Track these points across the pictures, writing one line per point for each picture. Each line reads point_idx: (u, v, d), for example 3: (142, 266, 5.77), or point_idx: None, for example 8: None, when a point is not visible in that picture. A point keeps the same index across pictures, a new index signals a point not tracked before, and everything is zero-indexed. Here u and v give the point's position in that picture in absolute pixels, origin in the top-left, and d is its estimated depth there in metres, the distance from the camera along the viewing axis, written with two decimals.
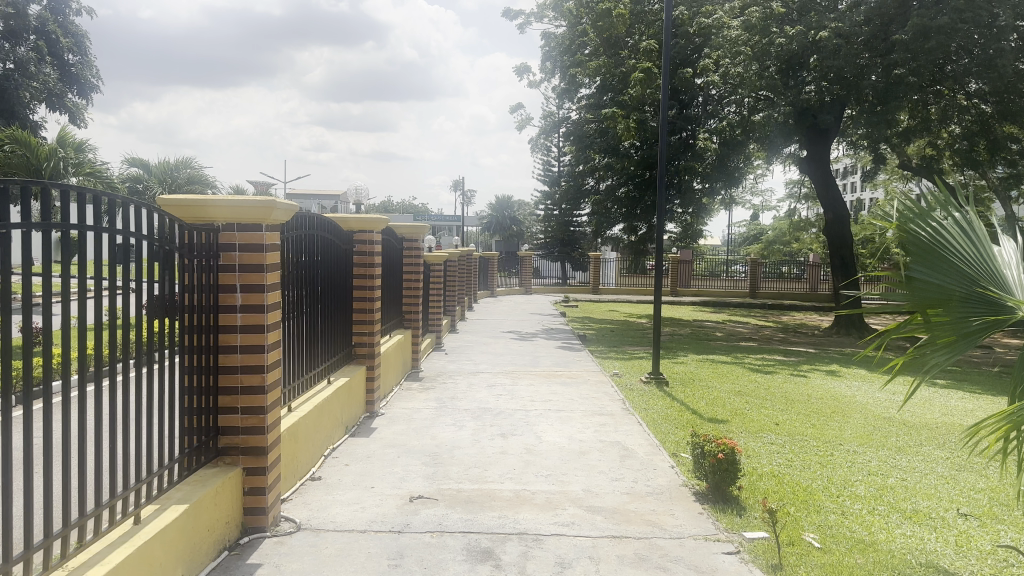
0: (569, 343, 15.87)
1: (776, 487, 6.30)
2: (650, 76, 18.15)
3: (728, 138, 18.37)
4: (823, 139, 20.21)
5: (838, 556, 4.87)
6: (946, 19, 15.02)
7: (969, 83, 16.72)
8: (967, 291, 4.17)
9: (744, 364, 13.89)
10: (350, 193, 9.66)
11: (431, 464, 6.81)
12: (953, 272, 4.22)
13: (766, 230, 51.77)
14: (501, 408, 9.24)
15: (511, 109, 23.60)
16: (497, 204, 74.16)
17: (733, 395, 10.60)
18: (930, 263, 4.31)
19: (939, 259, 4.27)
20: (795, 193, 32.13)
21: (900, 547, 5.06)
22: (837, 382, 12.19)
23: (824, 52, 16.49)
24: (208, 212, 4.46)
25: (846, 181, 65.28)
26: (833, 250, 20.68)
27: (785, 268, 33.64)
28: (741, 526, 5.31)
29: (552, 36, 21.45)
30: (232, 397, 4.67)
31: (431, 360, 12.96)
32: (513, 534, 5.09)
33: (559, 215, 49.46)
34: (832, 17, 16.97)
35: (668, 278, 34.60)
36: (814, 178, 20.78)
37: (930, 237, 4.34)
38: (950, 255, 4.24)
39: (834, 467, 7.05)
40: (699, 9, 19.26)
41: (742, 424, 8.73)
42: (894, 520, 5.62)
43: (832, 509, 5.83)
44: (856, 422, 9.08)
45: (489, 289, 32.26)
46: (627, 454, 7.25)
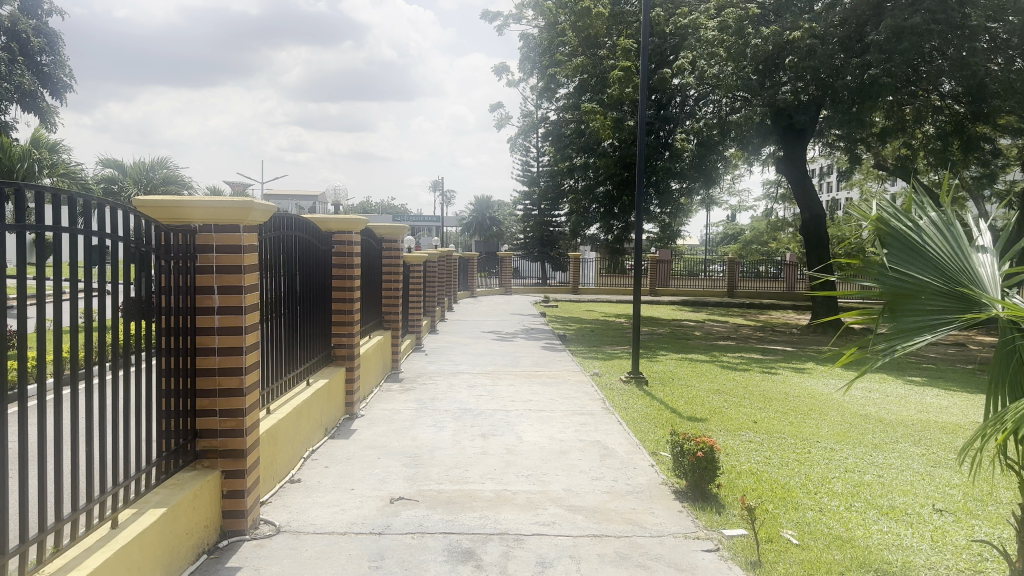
0: (550, 344, 15.88)
1: (755, 484, 6.36)
2: (629, 75, 18.23)
3: (705, 138, 18.54)
4: (799, 140, 20.39)
5: (816, 551, 4.93)
6: (919, 19, 15.24)
7: (943, 84, 16.93)
8: (940, 287, 4.26)
9: (722, 363, 13.94)
10: (330, 193, 9.61)
11: (412, 465, 6.80)
12: (928, 267, 4.32)
13: (744, 231, 52.23)
14: (482, 409, 9.24)
15: (490, 108, 23.53)
16: (477, 204, 74.03)
17: (711, 394, 10.67)
18: (904, 258, 4.40)
19: (915, 256, 4.37)
20: (772, 193, 32.41)
21: (877, 543, 5.13)
22: (814, 380, 12.29)
23: (801, 53, 16.65)
24: (185, 213, 4.41)
25: (822, 180, 66.24)
26: (809, 250, 20.87)
27: (762, 268, 33.91)
28: (720, 524, 5.36)
29: (531, 36, 21.46)
30: (210, 399, 4.64)
31: (411, 361, 12.94)
32: (494, 535, 5.10)
33: (538, 215, 49.54)
34: (807, 17, 17.21)
35: (647, 278, 34.76)
36: (791, 178, 20.97)
37: (907, 234, 4.44)
38: (927, 251, 4.34)
39: (812, 465, 7.12)
40: (675, 11, 19.42)
41: (721, 423, 8.78)
42: (871, 516, 5.70)
43: (810, 505, 5.90)
44: (833, 420, 9.19)
45: (469, 289, 32.24)
46: (608, 453, 7.29)
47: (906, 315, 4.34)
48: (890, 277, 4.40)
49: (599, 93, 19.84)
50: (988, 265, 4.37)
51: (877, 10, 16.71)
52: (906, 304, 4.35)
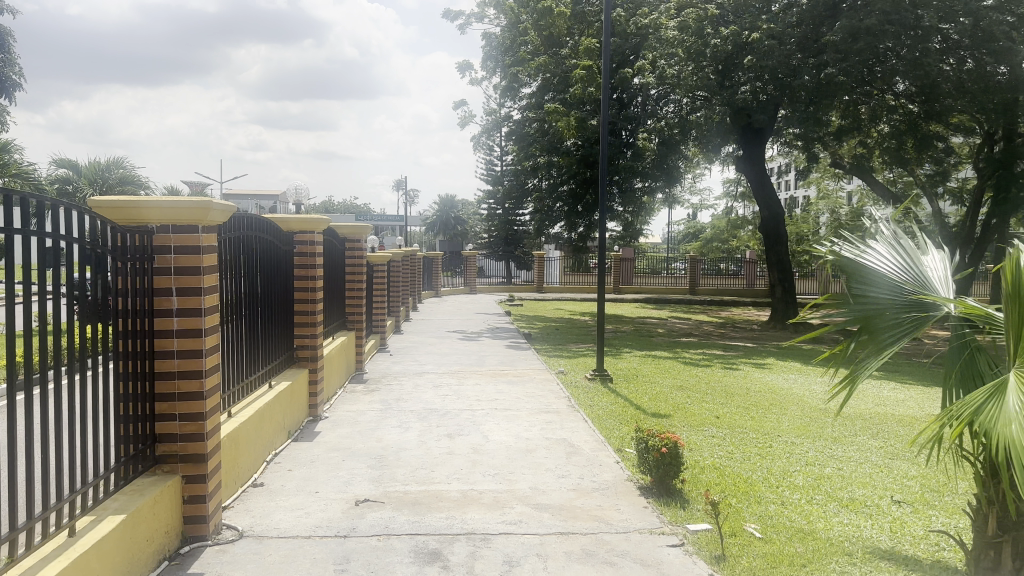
0: (515, 343, 15.87)
1: (718, 479, 6.44)
2: (591, 75, 18.35)
3: (666, 137, 18.73)
4: (758, 139, 20.71)
5: (778, 545, 5.01)
6: (873, 20, 15.60)
7: (896, 84, 17.33)
8: (902, 300, 4.33)
9: (684, 359, 14.10)
10: (291, 192, 9.48)
11: (377, 467, 6.74)
12: (890, 285, 4.37)
13: (705, 229, 52.93)
14: (448, 409, 9.20)
15: (453, 106, 23.45)
16: (441, 203, 73.83)
17: (675, 390, 10.78)
18: (871, 280, 4.39)
19: (878, 276, 4.39)
20: (732, 192, 32.91)
21: (838, 535, 5.23)
22: (774, 375, 12.50)
23: (758, 53, 16.90)
24: (141, 213, 4.30)
25: (780, 179, 67.53)
26: (768, 248, 21.23)
27: (723, 266, 34.45)
28: (684, 519, 5.42)
29: (492, 35, 21.46)
30: (170, 403, 4.54)
31: (376, 362, 12.84)
32: (461, 535, 5.08)
33: (502, 214, 49.53)
34: (765, 18, 17.43)
35: (611, 276, 35.00)
36: (749, 177, 21.29)
37: (866, 258, 4.47)
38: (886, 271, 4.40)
39: (773, 459, 7.23)
40: (636, 11, 19.63)
41: (684, 418, 8.88)
42: (832, 509, 5.81)
43: (772, 499, 5.99)
44: (793, 414, 9.35)
45: (434, 289, 32.13)
46: (574, 451, 7.32)
47: (887, 332, 4.31)
48: (853, 303, 4.44)
49: (562, 92, 19.92)
50: (938, 270, 4.52)
51: (832, 11, 17.02)
52: (880, 323, 4.35)
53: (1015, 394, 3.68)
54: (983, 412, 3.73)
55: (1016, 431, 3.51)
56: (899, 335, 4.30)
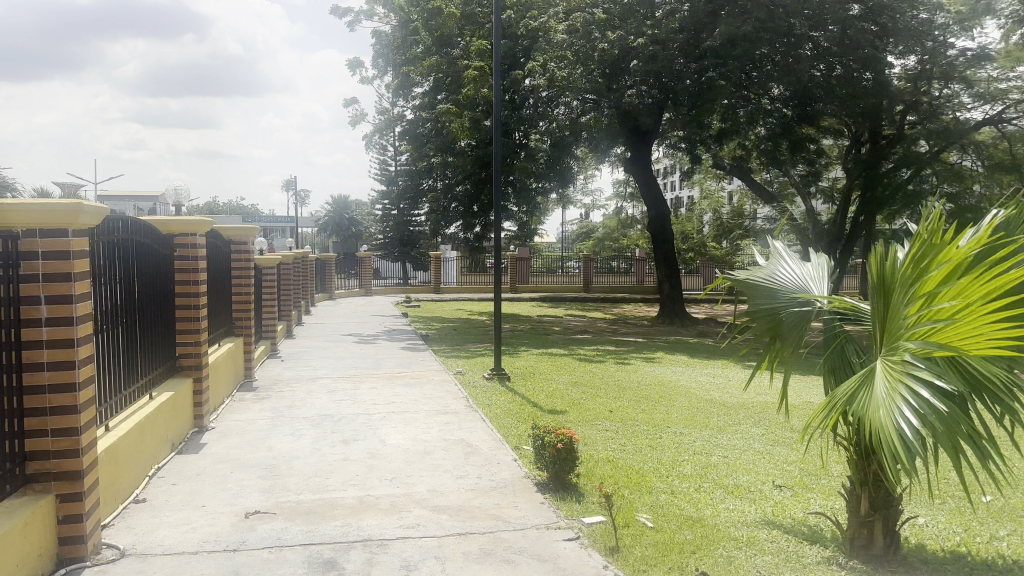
0: (412, 344, 15.72)
1: (612, 471, 6.61)
2: (483, 76, 18.41)
3: (558, 138, 19.05)
4: (645, 140, 21.40)
5: (669, 533, 5.19)
6: (749, 28, 16.46)
7: (771, 89, 18.29)
8: (796, 304, 4.73)
9: (579, 356, 14.38)
10: (171, 193, 9.04)
11: (268, 477, 6.52)
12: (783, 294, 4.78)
13: (597, 228, 54.17)
14: (343, 414, 9.02)
15: (344, 104, 22.98)
16: (334, 204, 72.27)
17: (571, 386, 11.00)
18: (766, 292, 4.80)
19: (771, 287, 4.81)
20: (622, 191, 33.85)
21: (724, 520, 5.47)
22: (664, 369, 12.94)
23: (644, 58, 17.49)
24: (4, 215, 3.99)
25: (667, 179, 70.03)
26: (656, 246, 21.94)
27: (615, 263, 35.38)
28: (580, 513, 5.53)
29: (383, 34, 21.24)
30: (41, 419, 4.23)
31: (267, 368, 12.43)
32: (357, 542, 4.99)
33: (397, 215, 49.00)
34: (649, 23, 18.03)
35: (507, 276, 35.26)
36: (637, 177, 21.94)
37: (758, 274, 4.89)
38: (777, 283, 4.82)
39: (663, 449, 7.50)
40: (526, 13, 19.89)
41: (579, 414, 9.07)
42: (719, 496, 6.07)
43: (663, 489, 6.20)
44: (683, 405, 9.72)
45: (327, 292, 31.40)
46: (471, 451, 7.33)
47: (791, 335, 4.69)
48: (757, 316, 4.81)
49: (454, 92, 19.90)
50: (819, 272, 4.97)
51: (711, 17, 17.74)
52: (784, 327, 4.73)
53: (882, 380, 4.02)
54: (855, 398, 4.08)
55: (881, 415, 3.85)
56: (801, 335, 4.68)
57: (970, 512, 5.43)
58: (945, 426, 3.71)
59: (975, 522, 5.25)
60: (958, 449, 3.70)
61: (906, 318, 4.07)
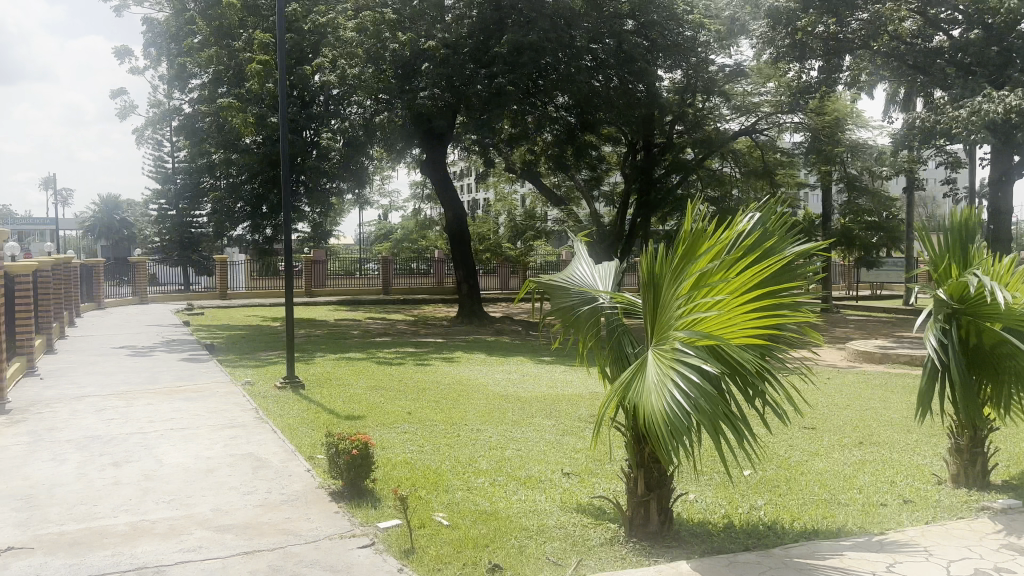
0: (196, 355, 14.66)
1: (408, 474, 6.58)
2: (269, 70, 17.57)
3: (351, 138, 18.66)
4: (439, 143, 21.53)
5: (464, 529, 5.25)
6: (534, 36, 17.15)
7: (556, 97, 19.19)
8: (589, 301, 5.16)
9: (377, 359, 14.19)
10: None
11: (21, 510, 5.75)
12: (578, 292, 5.20)
13: (394, 229, 53.80)
14: (113, 435, 8.19)
15: (110, 94, 20.92)
16: (104, 205, 65.67)
17: (368, 390, 10.82)
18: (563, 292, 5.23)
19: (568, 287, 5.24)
20: (418, 193, 33.91)
21: (516, 512, 5.63)
22: (462, 368, 13.10)
23: (435, 61, 17.61)
24: None
25: (462, 181, 71.19)
26: (453, 246, 22.21)
27: (413, 265, 35.34)
28: (375, 518, 5.44)
29: (154, 21, 19.64)
30: None
31: (20, 389, 10.99)
32: (129, 572, 4.55)
33: (177, 216, 45.49)
34: (439, 27, 18.21)
35: (302, 279, 34.00)
36: (433, 179, 22.07)
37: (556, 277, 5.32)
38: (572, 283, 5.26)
39: (460, 448, 7.59)
40: (313, 8, 19.30)
41: (376, 418, 8.94)
42: (512, 488, 6.25)
43: (459, 487, 6.27)
44: (480, 403, 9.92)
45: (95, 301, 28.42)
46: (261, 464, 6.96)
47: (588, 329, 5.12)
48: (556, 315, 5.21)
49: (237, 86, 18.82)
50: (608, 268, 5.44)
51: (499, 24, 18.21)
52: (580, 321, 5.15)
53: (653, 365, 4.37)
54: (631, 385, 4.40)
55: (653, 397, 4.18)
56: (595, 328, 5.12)
57: (733, 486, 5.88)
58: (707, 403, 4.09)
59: (737, 495, 5.67)
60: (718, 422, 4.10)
61: (674, 308, 4.42)
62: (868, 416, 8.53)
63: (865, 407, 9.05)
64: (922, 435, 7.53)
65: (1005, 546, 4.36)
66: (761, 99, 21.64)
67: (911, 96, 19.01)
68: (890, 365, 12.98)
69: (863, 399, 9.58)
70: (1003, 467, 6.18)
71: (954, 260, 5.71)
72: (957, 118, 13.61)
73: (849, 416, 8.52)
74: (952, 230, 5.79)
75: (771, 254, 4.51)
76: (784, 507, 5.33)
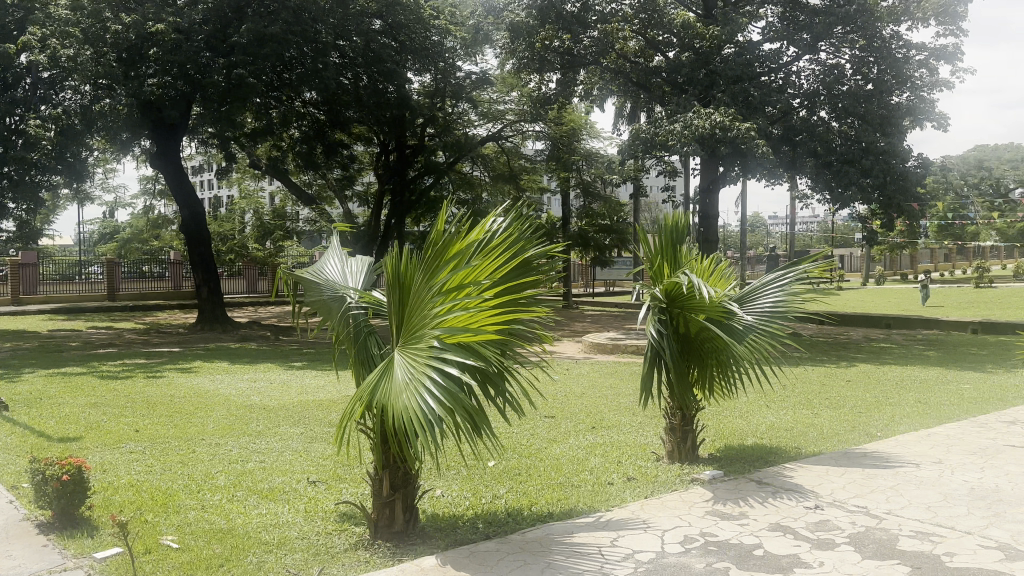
0: None
1: (134, 497, 5.96)
2: None
3: (64, 125, 16.55)
4: (173, 135, 19.82)
5: (196, 550, 4.86)
6: (277, 28, 16.41)
7: (302, 93, 18.57)
8: (336, 297, 5.08)
9: (99, 373, 12.70)
10: None
11: None
12: (327, 288, 5.13)
13: (122, 229, 48.67)
14: None
15: None
16: None
17: (87, 409, 9.65)
18: (310, 287, 5.13)
19: (315, 284, 5.15)
20: (150, 190, 31.02)
21: (257, 527, 5.33)
22: (200, 378, 12.17)
23: (166, 47, 16.20)
24: None
25: (202, 177, 66.25)
26: (191, 247, 20.60)
27: (146, 268, 32.22)
28: (92, 548, 4.86)
29: None
30: None
31: None
32: None
33: None
34: (171, 10, 16.76)
35: (6, 286, 29.54)
36: (166, 174, 20.27)
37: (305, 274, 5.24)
38: (321, 280, 5.18)
39: (195, 464, 7.03)
40: None
41: (97, 438, 8.00)
42: (252, 502, 5.92)
43: (192, 505, 5.81)
44: (220, 415, 9.29)
45: None
46: None
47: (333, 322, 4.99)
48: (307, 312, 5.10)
49: None
50: (358, 270, 5.43)
51: (238, 13, 17.16)
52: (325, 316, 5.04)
53: (404, 366, 4.37)
54: (380, 386, 4.35)
55: (404, 397, 4.19)
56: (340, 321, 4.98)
57: (478, 477, 6.10)
58: (457, 401, 4.19)
59: (481, 485, 5.89)
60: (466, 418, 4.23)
61: (431, 307, 4.42)
62: (601, 403, 9.27)
63: (598, 395, 9.83)
64: (646, 418, 8.32)
65: (710, 512, 4.80)
66: (505, 108, 22.19)
67: (635, 111, 21.05)
68: (620, 354, 14.29)
69: (596, 387, 10.44)
70: (709, 441, 7.02)
71: (666, 259, 6.34)
72: (671, 131, 15.31)
73: (584, 403, 9.21)
74: (665, 232, 6.35)
75: (517, 255, 4.68)
76: (524, 494, 5.61)
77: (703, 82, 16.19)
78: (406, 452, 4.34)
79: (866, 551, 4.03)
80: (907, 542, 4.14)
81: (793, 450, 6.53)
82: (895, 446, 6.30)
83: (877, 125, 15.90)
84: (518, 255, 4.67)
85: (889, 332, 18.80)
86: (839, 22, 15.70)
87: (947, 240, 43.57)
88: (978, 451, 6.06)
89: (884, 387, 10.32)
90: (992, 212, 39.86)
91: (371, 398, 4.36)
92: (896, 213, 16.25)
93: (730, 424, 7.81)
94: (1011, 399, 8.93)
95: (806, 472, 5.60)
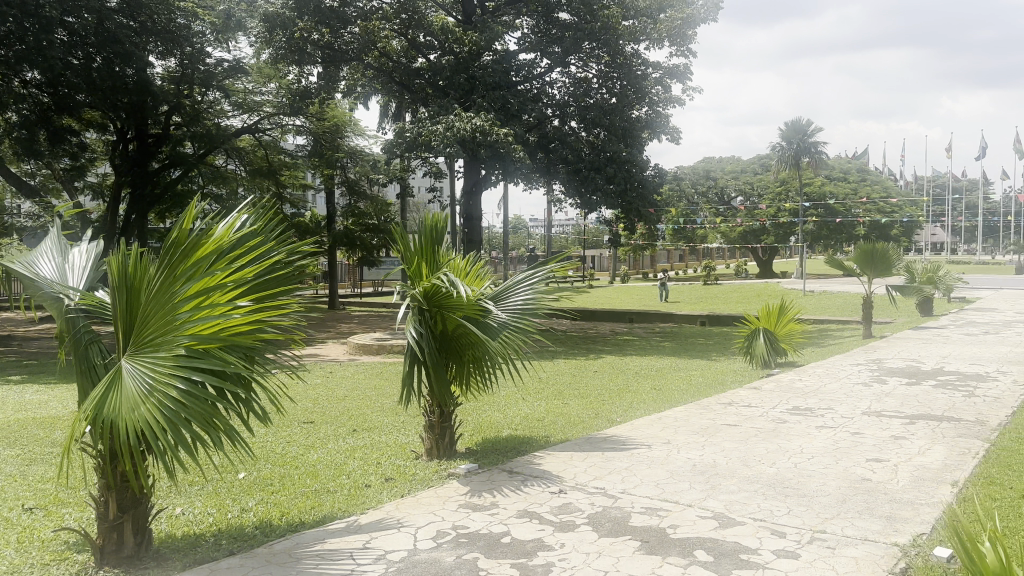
0: None
1: None
2: None
3: None
4: None
5: None
6: None
7: (21, 71, 16.29)
8: (61, 297, 4.49)
9: None
10: None
11: None
12: (51, 287, 4.51)
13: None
14: None
15: None
16: None
17: None
18: (31, 284, 4.49)
19: (37, 282, 4.52)
20: None
21: None
22: None
23: None
24: None
25: None
26: None
27: None
28: None
29: None
30: None
31: None
32: None
33: None
34: None
35: None
36: None
37: (24, 268, 4.57)
38: (43, 278, 4.55)
39: None
40: None
41: None
42: None
43: None
44: None
45: None
46: None
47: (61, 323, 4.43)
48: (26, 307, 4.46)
49: None
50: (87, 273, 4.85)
51: None
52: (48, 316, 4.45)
53: (137, 375, 3.93)
54: (105, 399, 3.85)
55: (143, 411, 3.79)
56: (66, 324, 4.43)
57: (224, 491, 5.72)
58: (203, 412, 3.92)
59: (227, 500, 5.53)
60: (213, 430, 3.98)
61: (177, 313, 4.04)
62: (363, 405, 9.15)
63: (361, 397, 9.70)
64: (407, 417, 8.36)
65: (463, 505, 4.92)
66: (262, 98, 21.68)
67: (400, 112, 21.08)
68: (386, 355, 14.24)
69: (359, 389, 10.30)
70: (467, 436, 7.21)
71: (424, 258, 6.32)
72: (433, 132, 15.53)
73: (346, 406, 9.04)
74: (423, 231, 6.34)
75: (267, 257, 4.49)
76: (274, 505, 5.35)
77: (464, 86, 16.54)
78: (141, 469, 3.91)
79: (602, 530, 4.35)
80: (638, 517, 4.53)
81: (544, 439, 6.92)
82: (632, 430, 6.90)
83: (620, 136, 17.37)
84: (265, 255, 4.49)
85: (634, 325, 20.67)
86: (586, 38, 16.84)
87: (682, 242, 48.85)
88: (699, 430, 6.83)
89: (627, 377, 11.30)
90: (716, 218, 45.37)
91: (97, 412, 3.86)
92: (637, 217, 17.89)
93: (487, 418, 8.10)
94: (728, 382, 10.20)
95: (554, 459, 5.94)
